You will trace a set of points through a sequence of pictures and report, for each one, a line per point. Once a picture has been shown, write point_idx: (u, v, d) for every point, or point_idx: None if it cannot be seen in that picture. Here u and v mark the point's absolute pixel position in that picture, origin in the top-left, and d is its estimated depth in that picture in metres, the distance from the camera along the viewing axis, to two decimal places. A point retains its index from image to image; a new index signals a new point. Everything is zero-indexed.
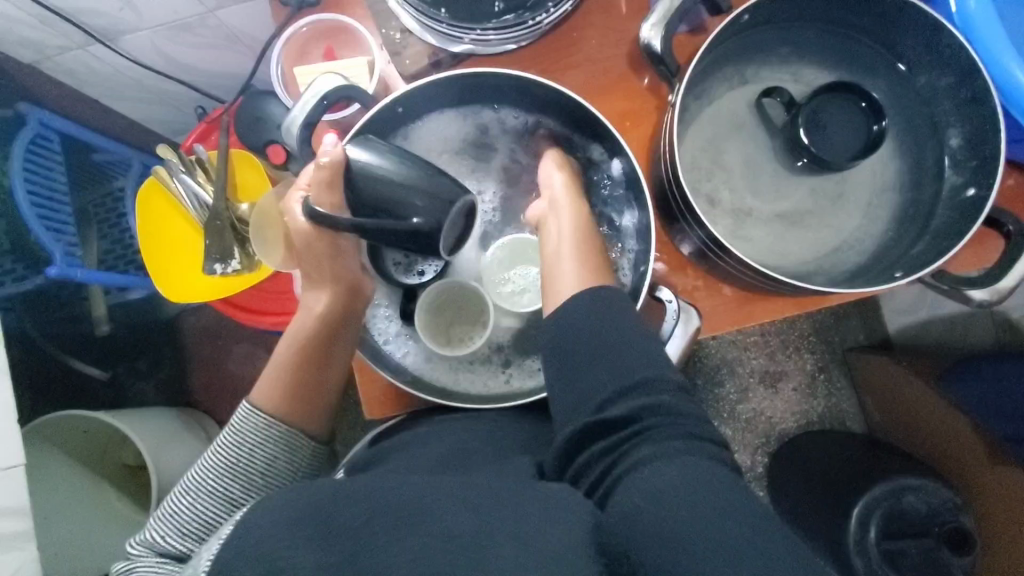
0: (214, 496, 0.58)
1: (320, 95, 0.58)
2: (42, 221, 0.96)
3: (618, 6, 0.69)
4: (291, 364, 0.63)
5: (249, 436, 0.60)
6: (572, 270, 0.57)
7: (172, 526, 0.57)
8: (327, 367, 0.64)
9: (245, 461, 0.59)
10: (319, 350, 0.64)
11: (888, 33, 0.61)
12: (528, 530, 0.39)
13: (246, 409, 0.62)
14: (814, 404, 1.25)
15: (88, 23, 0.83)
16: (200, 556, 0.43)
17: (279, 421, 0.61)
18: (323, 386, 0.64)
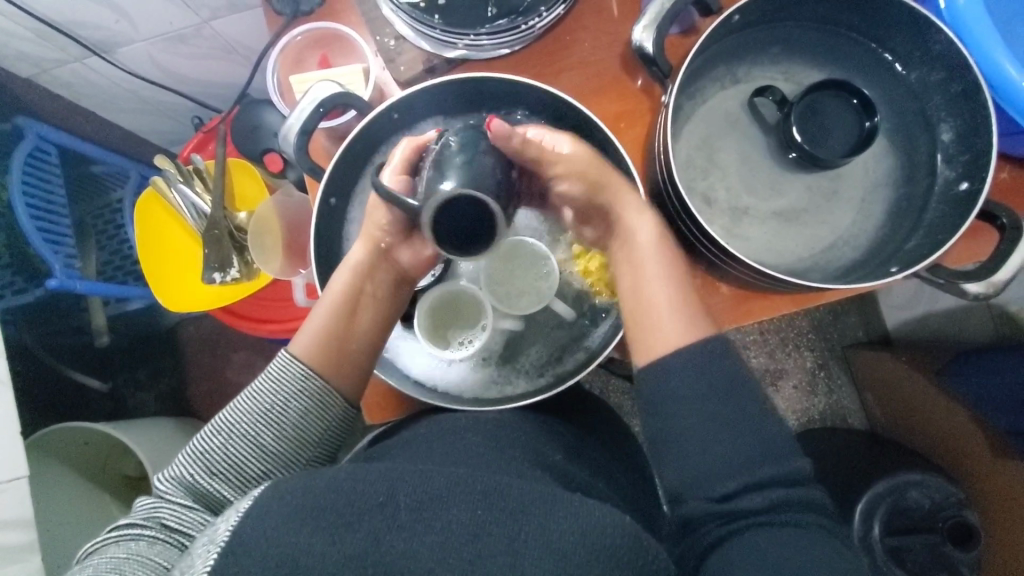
0: (245, 440, 0.55)
1: (316, 103, 0.58)
2: (41, 234, 0.97)
3: (610, 9, 0.70)
4: (325, 314, 0.60)
5: (286, 385, 0.57)
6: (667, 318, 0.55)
7: (200, 465, 0.55)
8: (359, 326, 0.60)
9: (279, 409, 0.56)
10: (351, 301, 0.60)
11: (878, 30, 0.61)
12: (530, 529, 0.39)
13: (287, 356, 0.58)
14: (815, 401, 1.25)
15: (85, 36, 0.83)
16: (217, 526, 0.42)
17: (318, 373, 0.58)
18: (355, 342, 0.60)
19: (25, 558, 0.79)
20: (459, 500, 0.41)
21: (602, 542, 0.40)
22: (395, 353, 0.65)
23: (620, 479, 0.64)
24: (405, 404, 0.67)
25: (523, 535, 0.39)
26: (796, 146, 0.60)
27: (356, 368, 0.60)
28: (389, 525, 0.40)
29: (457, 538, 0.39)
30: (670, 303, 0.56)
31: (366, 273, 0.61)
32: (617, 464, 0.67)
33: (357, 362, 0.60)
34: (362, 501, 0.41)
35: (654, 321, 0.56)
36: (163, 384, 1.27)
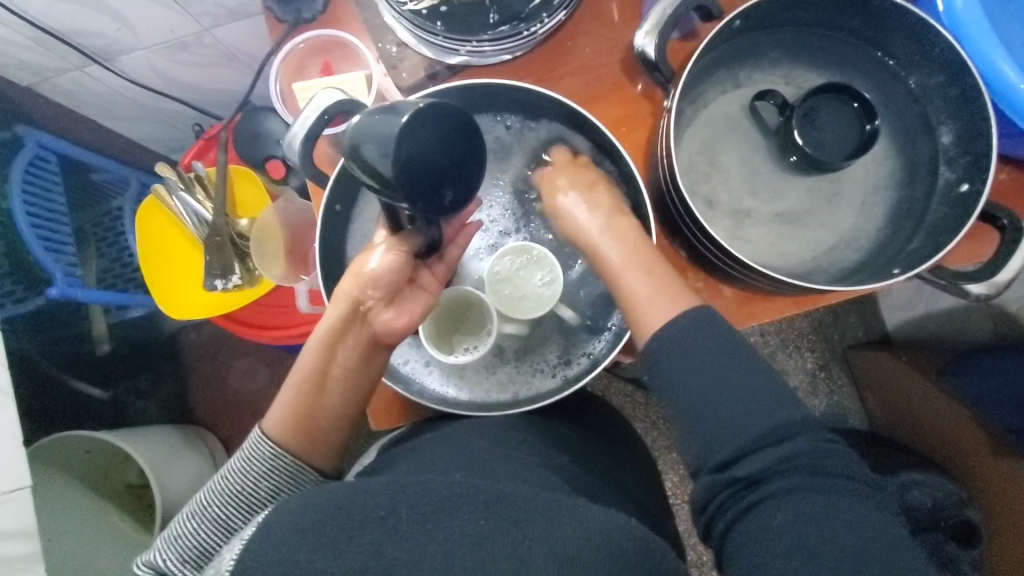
0: (217, 526, 0.54)
1: (321, 109, 0.58)
2: (42, 242, 0.96)
3: (610, 15, 0.70)
4: (293, 387, 0.59)
5: (258, 464, 0.56)
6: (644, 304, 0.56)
7: (175, 551, 0.53)
8: (328, 399, 0.60)
9: (249, 490, 0.55)
10: (320, 375, 0.60)
11: (878, 35, 0.62)
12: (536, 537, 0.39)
13: (258, 436, 0.58)
14: (816, 401, 1.25)
15: (85, 44, 0.83)
16: (222, 557, 0.42)
17: (288, 451, 0.57)
18: (324, 415, 0.59)
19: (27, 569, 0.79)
20: (463, 511, 0.41)
21: (611, 547, 0.40)
22: (400, 360, 0.65)
23: (627, 482, 0.64)
24: (409, 411, 0.67)
25: (532, 538, 0.39)
26: (800, 154, 0.60)
27: (326, 441, 0.59)
28: (393, 535, 0.40)
29: (463, 546, 0.39)
30: (645, 292, 0.56)
31: (335, 339, 0.60)
32: (625, 467, 0.67)
33: (328, 432, 0.60)
34: (365, 514, 0.41)
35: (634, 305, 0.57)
36: (164, 391, 1.26)
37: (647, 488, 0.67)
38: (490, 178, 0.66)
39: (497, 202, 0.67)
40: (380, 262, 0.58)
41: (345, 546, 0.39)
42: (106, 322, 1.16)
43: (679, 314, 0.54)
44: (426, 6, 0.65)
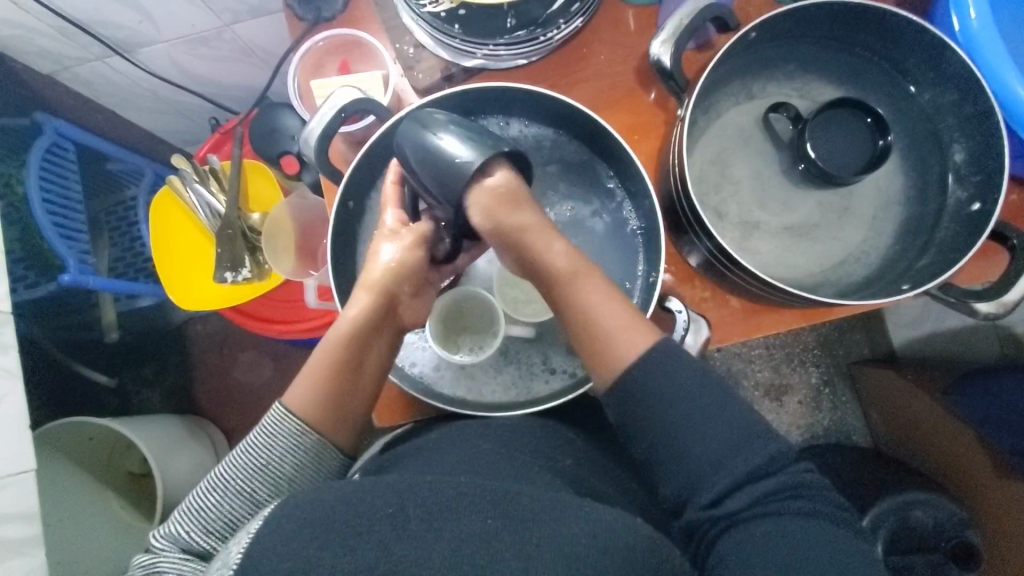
0: (241, 498, 0.55)
1: (336, 107, 0.59)
2: (55, 228, 0.97)
3: (627, 23, 0.71)
4: (321, 373, 0.56)
5: (282, 440, 0.56)
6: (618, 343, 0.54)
7: (197, 524, 0.54)
8: (360, 387, 0.57)
9: (272, 465, 0.55)
10: (350, 358, 0.56)
11: (893, 52, 0.62)
12: (536, 539, 0.39)
13: (280, 411, 0.56)
14: (820, 417, 1.24)
15: (107, 35, 0.85)
16: (230, 550, 0.41)
17: (314, 429, 0.56)
18: (352, 399, 0.57)
19: (29, 552, 0.79)
20: (466, 510, 0.41)
21: (613, 549, 0.40)
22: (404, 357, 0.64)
23: (629, 487, 0.64)
24: (413, 409, 0.67)
25: (535, 538, 0.40)
26: (806, 163, 0.61)
27: (353, 426, 0.58)
28: (398, 530, 0.40)
29: (466, 544, 0.39)
30: (612, 326, 0.55)
31: (369, 331, 0.56)
32: (626, 471, 0.67)
33: (353, 415, 0.58)
34: (371, 508, 0.41)
35: (606, 334, 0.55)
36: (169, 380, 1.27)
37: (647, 494, 0.67)
38: None
39: None
40: (393, 255, 0.57)
41: (352, 541, 0.39)
42: (116, 311, 1.19)
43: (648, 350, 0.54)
44: (444, 9, 0.65)
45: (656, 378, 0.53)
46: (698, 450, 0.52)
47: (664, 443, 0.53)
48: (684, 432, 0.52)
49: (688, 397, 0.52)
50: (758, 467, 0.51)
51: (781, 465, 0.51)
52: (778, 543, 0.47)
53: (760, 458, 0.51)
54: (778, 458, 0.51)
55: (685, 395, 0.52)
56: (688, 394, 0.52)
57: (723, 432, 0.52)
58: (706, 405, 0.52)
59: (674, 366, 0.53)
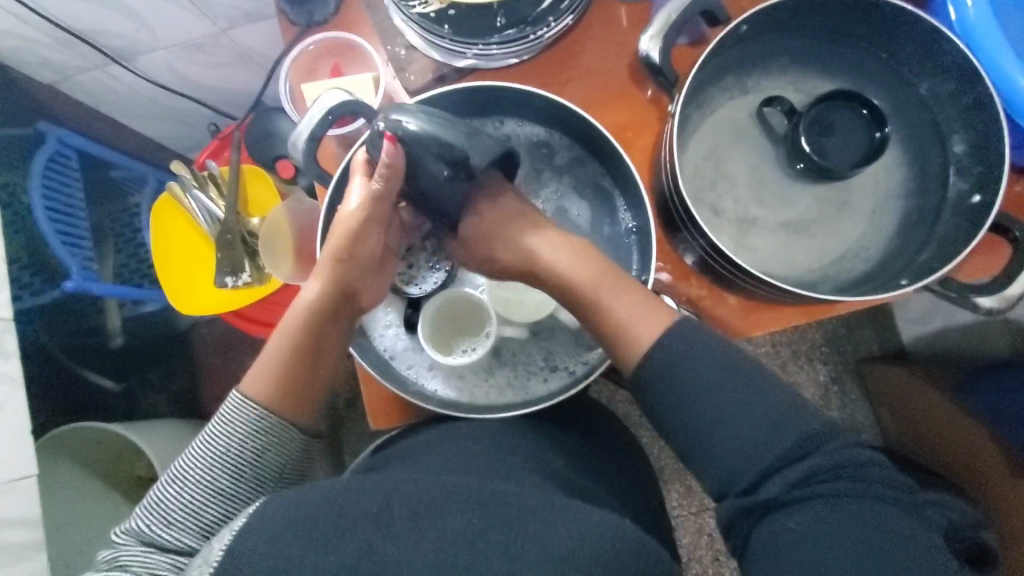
0: (203, 488, 0.54)
1: (325, 110, 0.59)
2: (59, 236, 0.99)
3: (619, 20, 0.70)
4: (280, 359, 0.58)
5: (240, 425, 0.56)
6: (636, 323, 0.55)
7: (157, 516, 0.53)
8: (321, 365, 0.59)
9: (233, 450, 0.55)
10: (313, 337, 0.59)
11: (889, 42, 0.61)
12: (520, 541, 0.39)
13: (237, 399, 0.57)
14: (828, 415, 1.22)
15: (105, 43, 0.86)
16: (211, 547, 0.42)
17: (273, 412, 0.57)
18: (319, 377, 0.59)
19: (30, 556, 0.81)
20: (451, 510, 0.40)
21: (599, 549, 0.39)
22: (396, 359, 0.63)
23: (625, 491, 0.63)
24: (409, 411, 0.67)
25: (518, 539, 0.39)
26: (807, 161, 0.59)
27: (315, 402, 0.60)
28: (382, 530, 0.39)
29: (448, 545, 0.39)
30: (623, 313, 0.56)
31: (325, 312, 0.59)
32: (622, 475, 0.66)
33: (317, 396, 0.60)
34: (355, 508, 0.41)
35: (621, 324, 0.56)
36: (174, 384, 1.28)
37: (644, 497, 0.66)
38: None
39: None
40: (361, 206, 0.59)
41: (335, 541, 0.39)
42: (121, 317, 1.19)
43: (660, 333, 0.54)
44: (433, 10, 0.65)
45: (678, 370, 0.53)
46: (733, 444, 0.51)
47: (693, 439, 0.53)
48: (713, 429, 0.52)
49: (711, 392, 0.52)
50: (790, 453, 0.49)
51: (819, 444, 0.50)
52: (812, 533, 0.46)
53: (791, 443, 0.49)
54: (816, 441, 0.50)
55: (715, 392, 0.52)
56: (718, 392, 0.52)
57: (748, 427, 0.51)
58: (737, 405, 0.51)
59: (696, 347, 0.54)
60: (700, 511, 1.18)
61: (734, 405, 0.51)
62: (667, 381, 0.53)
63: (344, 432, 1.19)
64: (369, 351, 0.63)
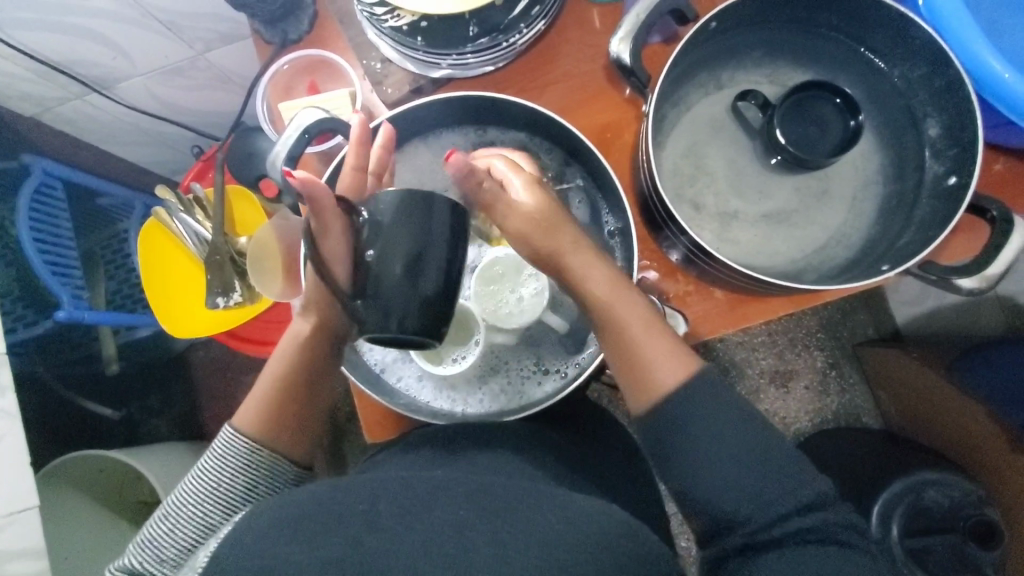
0: (195, 523, 0.55)
1: (301, 129, 0.59)
2: (48, 267, 0.99)
3: (591, 22, 0.71)
4: (269, 398, 0.59)
5: (232, 460, 0.57)
6: (660, 364, 0.54)
7: (148, 553, 0.53)
8: (312, 401, 0.61)
9: (225, 485, 0.56)
10: (304, 378, 0.60)
11: (859, 30, 0.62)
12: (508, 543, 0.38)
13: (229, 434, 0.58)
14: (827, 401, 1.22)
15: (84, 72, 0.86)
16: (196, 559, 0.41)
17: (268, 445, 0.58)
18: (314, 410, 0.61)
19: None
20: (440, 504, 0.40)
21: (590, 546, 0.39)
22: (386, 372, 0.63)
23: (621, 490, 0.63)
24: (404, 423, 0.67)
25: (506, 539, 0.39)
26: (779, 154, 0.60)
27: (309, 434, 0.62)
28: (372, 531, 0.39)
29: (439, 541, 0.38)
30: (653, 354, 0.54)
31: (314, 352, 0.60)
32: (617, 474, 0.66)
33: (312, 430, 0.62)
34: (343, 514, 0.40)
35: (652, 368, 0.54)
36: (175, 408, 1.28)
37: (641, 495, 0.67)
38: None
39: None
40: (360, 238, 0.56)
41: (324, 541, 0.39)
42: (116, 343, 1.17)
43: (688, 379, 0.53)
44: (406, 22, 0.65)
45: (694, 409, 0.52)
46: (718, 492, 0.50)
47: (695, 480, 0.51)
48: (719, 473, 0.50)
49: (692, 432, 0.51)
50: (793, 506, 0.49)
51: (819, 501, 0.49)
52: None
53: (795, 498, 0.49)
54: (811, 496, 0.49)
55: (705, 430, 0.51)
56: (709, 424, 0.51)
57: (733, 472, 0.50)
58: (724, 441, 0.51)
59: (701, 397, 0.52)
60: None
61: (736, 453, 0.50)
62: (686, 414, 0.52)
63: (344, 445, 1.19)
64: (359, 367, 0.63)
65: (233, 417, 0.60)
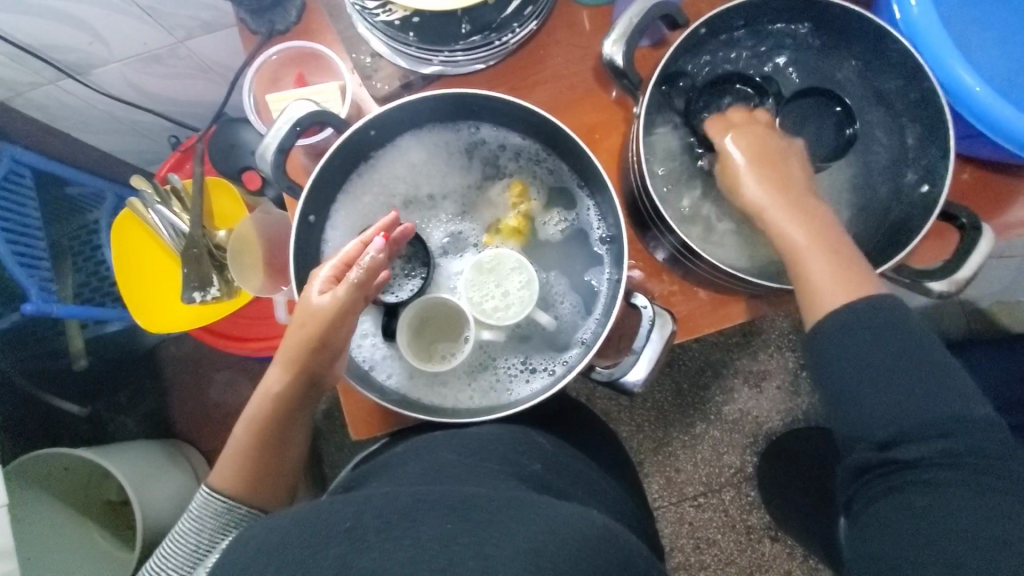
0: None
1: (292, 121, 0.57)
2: (16, 258, 0.95)
3: (582, 24, 0.71)
4: (246, 450, 0.61)
5: (209, 521, 0.59)
6: (830, 279, 0.56)
7: None
8: (281, 447, 0.63)
9: (203, 548, 0.58)
10: (276, 429, 0.62)
11: (839, 42, 0.64)
12: (492, 551, 0.38)
13: (203, 495, 0.61)
14: (799, 401, 1.25)
15: (57, 57, 0.83)
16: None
17: (242, 503, 0.61)
18: (283, 464, 0.64)
19: None
20: (426, 517, 0.40)
21: (575, 548, 0.39)
22: (372, 365, 0.64)
23: (605, 489, 0.63)
24: (390, 420, 0.67)
25: (492, 541, 0.39)
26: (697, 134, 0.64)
27: (279, 485, 0.64)
28: (358, 546, 0.39)
29: (423, 554, 0.38)
30: (819, 275, 0.56)
31: (289, 403, 0.61)
32: (600, 472, 0.67)
33: (281, 476, 0.64)
34: (330, 527, 0.40)
35: (843, 285, 0.55)
36: (146, 405, 1.25)
37: (625, 492, 0.68)
38: (467, 184, 0.67)
39: (454, 216, 0.67)
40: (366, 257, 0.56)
41: (308, 563, 0.38)
42: (83, 338, 1.15)
43: (858, 299, 0.54)
44: (398, 17, 0.65)
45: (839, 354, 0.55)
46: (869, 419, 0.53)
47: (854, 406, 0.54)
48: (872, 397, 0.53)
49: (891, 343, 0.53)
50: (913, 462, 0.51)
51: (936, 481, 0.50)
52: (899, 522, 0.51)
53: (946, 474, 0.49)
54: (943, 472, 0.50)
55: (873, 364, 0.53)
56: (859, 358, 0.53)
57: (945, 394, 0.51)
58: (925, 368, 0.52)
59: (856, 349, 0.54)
60: (680, 500, 1.22)
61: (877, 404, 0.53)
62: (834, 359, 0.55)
63: (323, 444, 1.18)
64: (349, 363, 0.62)
65: (206, 479, 0.62)
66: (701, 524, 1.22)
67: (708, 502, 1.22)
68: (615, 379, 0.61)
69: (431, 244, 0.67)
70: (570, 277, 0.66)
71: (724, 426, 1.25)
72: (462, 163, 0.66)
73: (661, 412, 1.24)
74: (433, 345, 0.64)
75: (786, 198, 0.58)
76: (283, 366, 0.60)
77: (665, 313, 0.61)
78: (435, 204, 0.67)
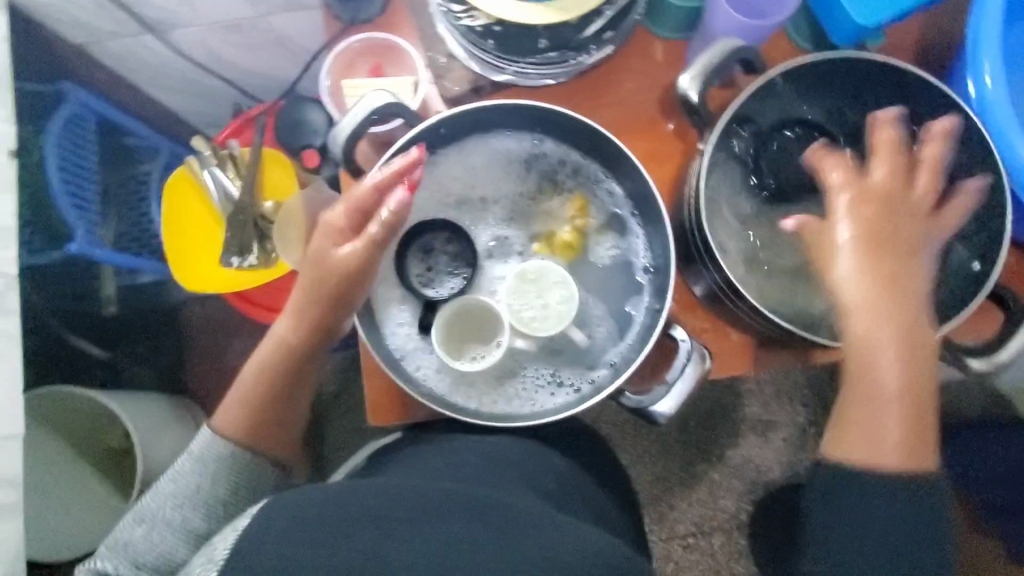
0: (172, 525, 0.59)
1: (370, 108, 0.59)
2: (68, 198, 0.98)
3: (654, 54, 0.73)
4: (255, 398, 0.64)
5: (212, 462, 0.61)
6: (866, 445, 0.56)
7: (128, 552, 0.58)
8: (287, 406, 0.66)
9: (205, 489, 0.60)
10: (285, 382, 0.65)
11: (907, 109, 0.65)
12: (519, 560, 0.39)
13: (207, 434, 0.63)
14: (803, 456, 1.24)
15: (144, 13, 0.86)
16: (218, 545, 0.43)
17: (246, 448, 0.63)
18: (288, 420, 0.66)
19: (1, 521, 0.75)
20: (452, 518, 0.41)
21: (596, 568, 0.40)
22: (403, 354, 0.64)
23: (611, 514, 0.64)
24: (408, 411, 0.68)
25: (519, 549, 0.40)
26: (758, 174, 0.64)
27: (283, 441, 0.66)
28: (384, 536, 0.40)
29: (449, 552, 0.39)
30: (882, 437, 0.55)
31: (298, 356, 0.64)
32: (605, 497, 0.68)
33: (285, 434, 0.66)
34: (360, 513, 0.41)
35: (873, 445, 0.56)
36: (163, 358, 1.27)
37: (628, 520, 0.68)
38: (522, 193, 0.68)
39: (504, 222, 0.68)
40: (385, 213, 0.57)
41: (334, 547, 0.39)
42: (117, 284, 1.17)
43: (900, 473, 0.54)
44: (480, 24, 0.67)
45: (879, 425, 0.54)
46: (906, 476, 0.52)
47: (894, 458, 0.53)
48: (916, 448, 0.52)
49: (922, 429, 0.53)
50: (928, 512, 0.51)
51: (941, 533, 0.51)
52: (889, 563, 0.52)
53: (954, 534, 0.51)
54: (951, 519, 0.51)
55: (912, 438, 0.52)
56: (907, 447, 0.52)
57: None
58: None
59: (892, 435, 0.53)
60: (670, 538, 1.21)
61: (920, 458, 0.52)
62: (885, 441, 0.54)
63: (326, 425, 1.19)
64: (382, 348, 0.63)
65: (211, 417, 0.65)
66: (686, 564, 1.21)
67: (697, 542, 1.21)
68: (643, 406, 0.61)
69: (478, 246, 0.68)
70: (609, 299, 0.67)
71: (725, 470, 1.24)
72: (520, 172, 0.67)
73: (664, 447, 1.24)
74: (460, 345, 0.65)
75: (884, 316, 0.54)
76: (294, 313, 0.62)
77: (700, 347, 0.62)
78: (489, 207, 0.68)
